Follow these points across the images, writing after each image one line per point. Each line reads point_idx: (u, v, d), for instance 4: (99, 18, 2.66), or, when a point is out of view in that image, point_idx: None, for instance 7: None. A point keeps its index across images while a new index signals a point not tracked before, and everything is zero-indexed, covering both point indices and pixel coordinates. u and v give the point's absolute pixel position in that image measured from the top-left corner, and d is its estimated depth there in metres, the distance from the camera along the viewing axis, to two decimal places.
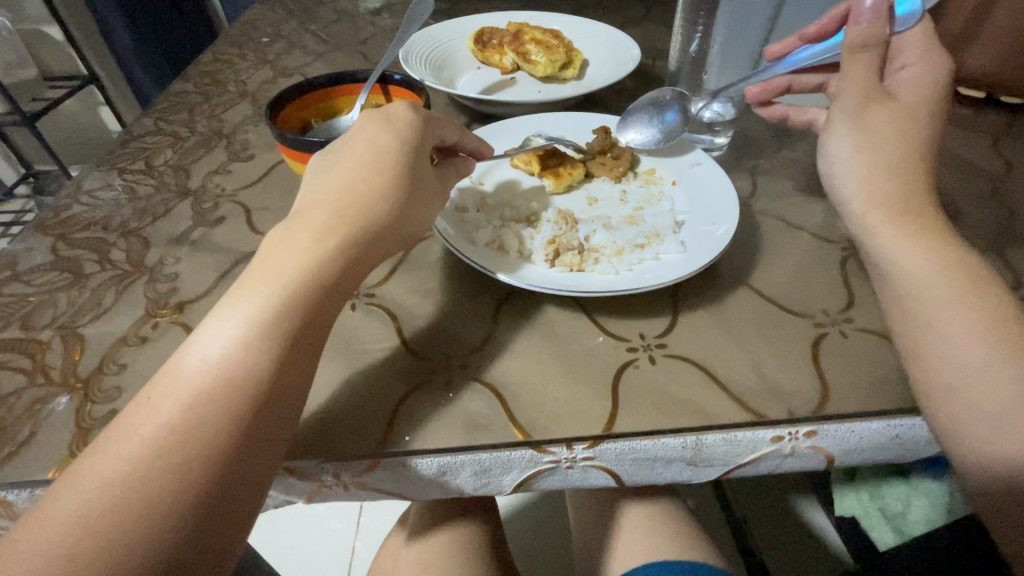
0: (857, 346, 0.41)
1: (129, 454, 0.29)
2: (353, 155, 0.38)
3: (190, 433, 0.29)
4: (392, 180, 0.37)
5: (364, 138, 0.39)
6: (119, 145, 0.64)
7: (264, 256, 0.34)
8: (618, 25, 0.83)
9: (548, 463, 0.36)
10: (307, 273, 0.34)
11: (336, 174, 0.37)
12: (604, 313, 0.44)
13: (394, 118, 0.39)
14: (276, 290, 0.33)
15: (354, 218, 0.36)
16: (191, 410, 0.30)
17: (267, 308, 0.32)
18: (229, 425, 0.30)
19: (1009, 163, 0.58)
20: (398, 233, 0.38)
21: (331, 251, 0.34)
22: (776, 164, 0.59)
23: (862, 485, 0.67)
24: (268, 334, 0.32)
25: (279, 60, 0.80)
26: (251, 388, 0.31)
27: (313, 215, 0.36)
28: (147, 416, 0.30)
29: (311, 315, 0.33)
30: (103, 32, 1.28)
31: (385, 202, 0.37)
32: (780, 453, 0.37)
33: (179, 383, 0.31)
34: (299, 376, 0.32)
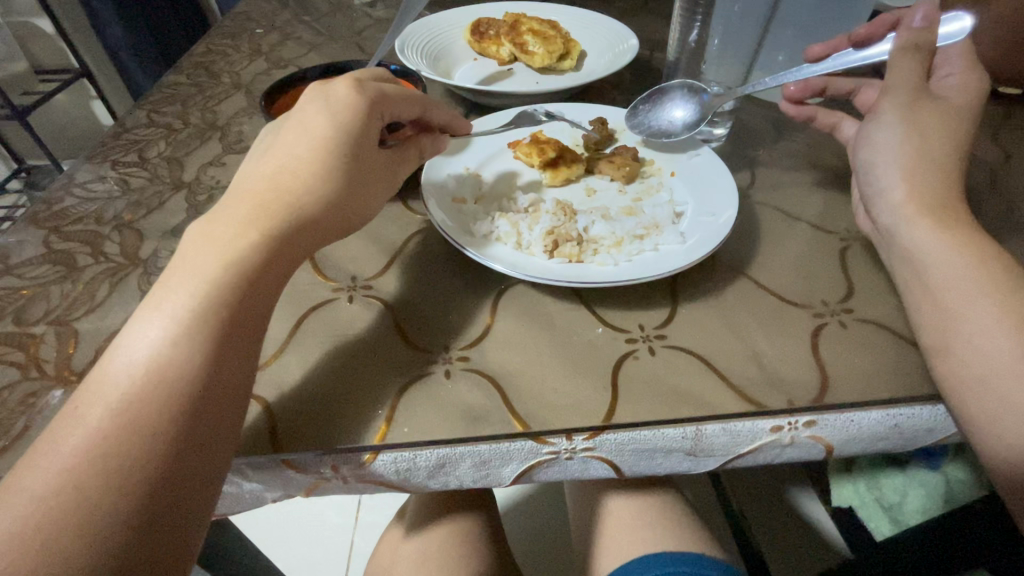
0: (857, 335, 0.40)
1: (67, 455, 0.28)
2: (296, 140, 0.39)
3: (131, 421, 0.29)
4: (333, 156, 0.38)
5: (310, 117, 0.40)
6: (111, 137, 0.63)
7: (209, 231, 0.35)
8: (616, 16, 0.83)
9: (547, 454, 0.36)
10: (246, 252, 0.34)
11: (276, 153, 0.38)
12: (604, 304, 0.43)
13: (333, 98, 0.40)
14: (215, 271, 0.33)
15: (298, 198, 0.37)
16: (129, 400, 0.29)
17: (206, 290, 0.32)
18: (171, 403, 0.29)
19: (1008, 154, 0.58)
20: (343, 209, 0.39)
21: (273, 231, 0.35)
22: (775, 155, 0.59)
23: (858, 476, 0.67)
24: (205, 314, 0.32)
25: (274, 51, 0.79)
26: (190, 366, 0.30)
27: (245, 205, 0.36)
28: (95, 393, 0.29)
29: (260, 275, 0.34)
30: (94, 24, 1.26)
31: (327, 178, 0.38)
32: (779, 442, 0.37)
33: (108, 380, 0.30)
34: (244, 355, 0.32)
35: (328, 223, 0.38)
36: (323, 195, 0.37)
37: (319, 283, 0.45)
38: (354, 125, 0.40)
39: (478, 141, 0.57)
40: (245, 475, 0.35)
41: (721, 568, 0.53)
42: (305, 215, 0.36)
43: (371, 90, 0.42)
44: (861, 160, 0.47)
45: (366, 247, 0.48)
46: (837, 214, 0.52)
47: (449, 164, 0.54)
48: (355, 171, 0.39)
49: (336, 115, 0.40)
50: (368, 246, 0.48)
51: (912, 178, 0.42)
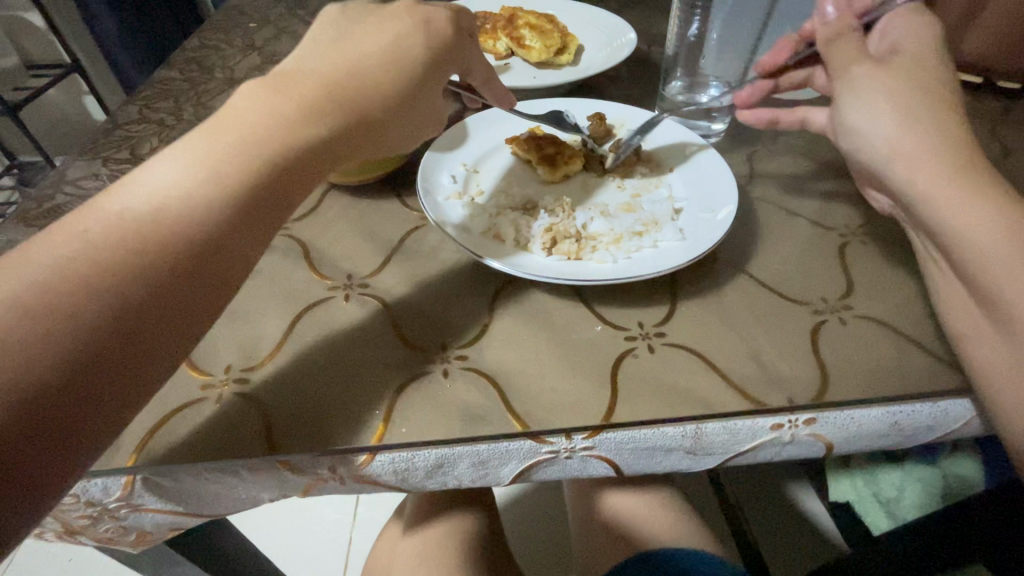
0: (857, 333, 0.40)
1: (65, 250, 0.28)
2: (367, 36, 0.38)
3: (128, 243, 0.29)
4: (397, 63, 0.37)
5: (409, 24, 0.39)
6: (103, 133, 0.62)
7: (267, 92, 0.34)
8: (614, 10, 0.82)
9: (546, 453, 0.36)
10: (281, 128, 0.33)
11: (364, 39, 0.37)
12: (602, 302, 0.43)
13: (419, 13, 0.40)
14: (247, 134, 0.32)
15: (347, 91, 0.35)
16: (136, 223, 0.29)
17: (234, 149, 0.32)
18: (173, 250, 0.29)
19: (1007, 149, 0.58)
20: (382, 127, 0.37)
21: (311, 114, 0.34)
22: (774, 151, 0.59)
23: (856, 472, 0.68)
24: (224, 170, 0.31)
25: (268, 46, 0.78)
26: (198, 219, 0.30)
27: (311, 80, 0.35)
28: (116, 198, 0.30)
29: (292, 166, 0.33)
30: (84, 18, 1.24)
31: (383, 82, 0.37)
32: (779, 440, 0.37)
33: (130, 192, 0.30)
34: (252, 236, 0.32)
35: (368, 131, 0.36)
36: (368, 98, 0.36)
37: (315, 281, 0.44)
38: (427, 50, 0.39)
39: (476, 136, 0.57)
40: (241, 477, 0.35)
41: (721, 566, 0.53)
42: (354, 118, 0.35)
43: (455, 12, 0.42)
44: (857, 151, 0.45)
45: (362, 245, 0.48)
46: (836, 209, 0.52)
47: (446, 161, 0.54)
48: (409, 87, 0.38)
49: (419, 29, 0.39)
50: (364, 244, 0.48)
51: (910, 161, 0.39)
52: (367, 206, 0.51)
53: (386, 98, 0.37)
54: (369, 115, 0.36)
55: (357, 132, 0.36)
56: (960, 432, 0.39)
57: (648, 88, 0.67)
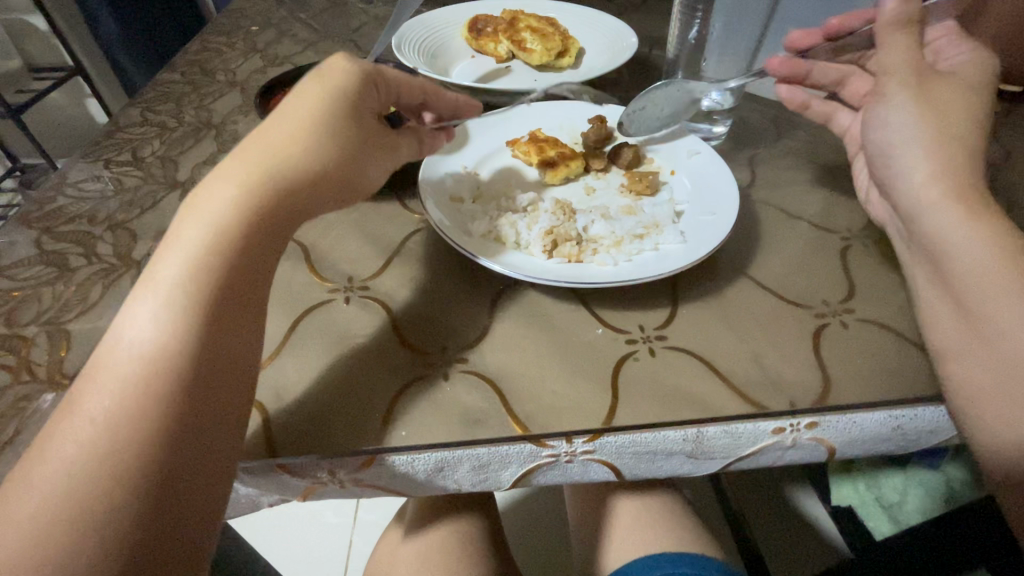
0: (859, 336, 0.40)
1: (72, 440, 0.29)
2: (283, 112, 0.38)
3: (132, 400, 0.30)
4: (324, 125, 0.38)
5: (308, 84, 0.39)
6: (105, 135, 0.62)
7: (199, 200, 0.35)
8: (615, 13, 0.82)
9: (546, 457, 0.36)
10: (229, 223, 0.34)
11: (278, 121, 0.38)
12: (603, 304, 0.43)
13: (320, 71, 0.40)
14: (199, 243, 0.34)
15: (280, 167, 0.36)
16: (128, 379, 0.30)
17: (191, 264, 0.33)
18: (169, 375, 0.31)
19: (1009, 151, 0.58)
20: (334, 186, 0.39)
21: (250, 196, 0.35)
22: (775, 153, 0.59)
23: (857, 476, 0.67)
24: (190, 287, 0.32)
25: (269, 49, 0.78)
26: (183, 340, 0.31)
27: (239, 168, 0.36)
28: (105, 374, 0.31)
29: (256, 251, 0.35)
30: (88, 22, 1.25)
31: (315, 146, 0.37)
32: (781, 444, 0.37)
33: (119, 356, 0.31)
34: (243, 328, 0.34)
35: (320, 195, 0.38)
36: (304, 165, 0.37)
37: (315, 283, 0.44)
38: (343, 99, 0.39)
39: (477, 138, 0.57)
40: (240, 481, 0.35)
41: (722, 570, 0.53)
42: (295, 190, 0.37)
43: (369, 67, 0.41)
44: (873, 141, 0.46)
45: (363, 247, 0.48)
46: (837, 212, 0.51)
47: (447, 163, 0.53)
48: (347, 141, 0.39)
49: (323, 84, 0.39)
50: (364, 246, 0.48)
51: (932, 158, 0.41)
52: (367, 208, 0.51)
53: (328, 159, 0.38)
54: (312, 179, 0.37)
55: (307, 198, 0.37)
56: (964, 436, 0.39)
57: (649, 91, 0.67)
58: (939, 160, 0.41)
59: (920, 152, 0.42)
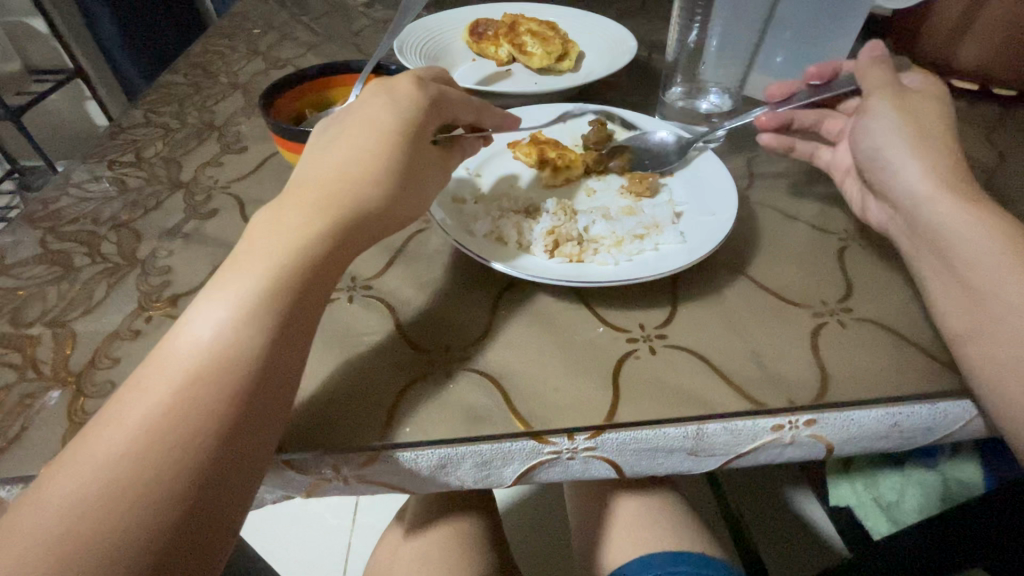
0: (856, 334, 0.41)
1: (131, 424, 0.28)
2: (363, 133, 0.39)
3: (192, 396, 0.29)
4: (399, 153, 0.38)
5: (380, 112, 0.40)
6: (108, 137, 0.63)
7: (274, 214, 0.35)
8: (614, 17, 0.83)
9: (548, 454, 0.36)
10: (305, 236, 0.34)
11: (348, 142, 0.38)
12: (604, 303, 0.43)
13: (399, 98, 0.41)
14: (275, 252, 0.33)
15: (358, 189, 0.36)
16: (191, 374, 0.29)
17: (266, 271, 0.32)
18: (231, 379, 0.29)
19: (1002, 155, 0.59)
20: (397, 213, 0.39)
21: (328, 215, 0.35)
22: (772, 155, 0.60)
23: (856, 476, 0.68)
24: (263, 295, 0.32)
25: (271, 52, 0.79)
26: (250, 347, 0.30)
27: (312, 189, 0.36)
28: (160, 374, 0.30)
29: (323, 265, 0.34)
30: (88, 24, 1.25)
31: (390, 174, 0.38)
32: (780, 441, 0.37)
33: (176, 357, 0.30)
34: (299, 341, 0.32)
35: (388, 220, 0.38)
36: (377, 192, 0.37)
37: None
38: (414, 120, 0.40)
39: None
40: None
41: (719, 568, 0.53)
42: (361, 209, 0.36)
43: (434, 92, 0.42)
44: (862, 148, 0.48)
45: (366, 247, 0.48)
46: (834, 213, 0.52)
47: None
48: (413, 171, 0.39)
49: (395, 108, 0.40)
50: (367, 246, 0.48)
51: (920, 156, 0.43)
52: None
53: (397, 187, 0.38)
54: (383, 206, 0.37)
55: (376, 224, 0.37)
56: (960, 434, 0.40)
57: (648, 94, 0.68)
58: (926, 160, 0.43)
59: (907, 153, 0.44)
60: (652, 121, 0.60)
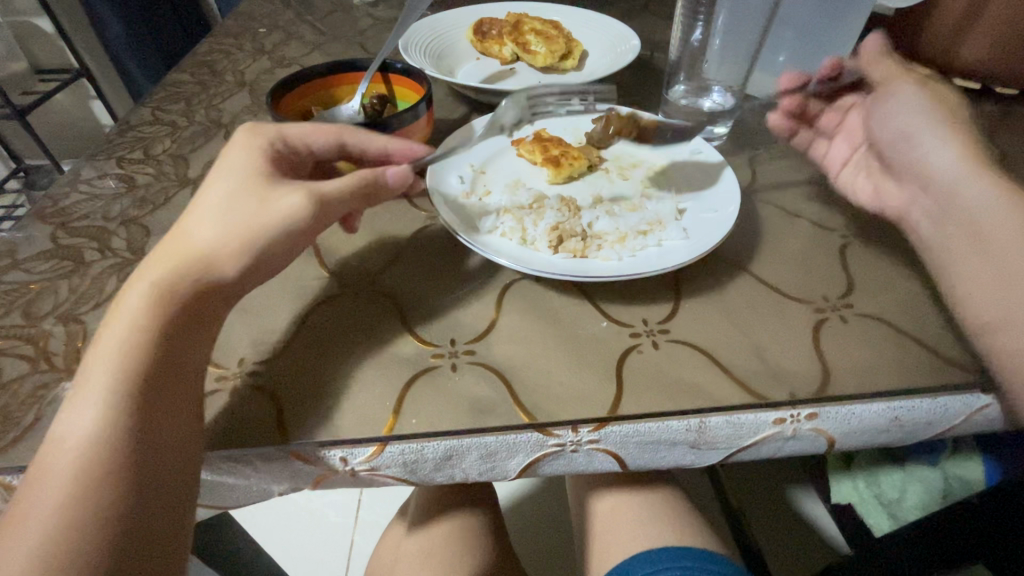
0: (857, 329, 0.41)
1: (31, 529, 0.30)
2: (206, 194, 0.39)
3: (74, 492, 0.30)
4: (227, 207, 0.38)
5: (220, 168, 0.41)
6: (116, 134, 0.63)
7: (128, 288, 0.36)
8: (617, 16, 0.83)
9: (552, 446, 0.37)
10: (143, 312, 0.35)
11: (194, 207, 0.39)
12: (608, 298, 0.44)
13: (226, 160, 0.41)
14: (117, 336, 0.34)
15: (189, 258, 0.37)
16: (69, 477, 0.31)
17: (114, 352, 0.33)
18: (102, 457, 0.31)
19: (1006, 153, 0.59)
20: (242, 258, 0.38)
21: (174, 282, 0.36)
22: (776, 153, 0.60)
23: (857, 472, 0.66)
24: (109, 375, 0.33)
25: (277, 50, 0.80)
26: (111, 424, 0.32)
27: (161, 259, 0.37)
28: (51, 461, 0.31)
29: (181, 318, 0.36)
30: (94, 25, 1.26)
31: (220, 228, 0.38)
32: (782, 434, 0.38)
33: (58, 442, 0.32)
34: (178, 385, 0.34)
35: (225, 273, 0.38)
36: (212, 249, 0.37)
37: (326, 278, 0.45)
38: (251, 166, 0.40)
39: (483, 139, 0.58)
40: (253, 467, 0.35)
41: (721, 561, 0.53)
42: (207, 259, 0.37)
43: (270, 137, 0.43)
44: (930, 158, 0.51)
45: (372, 244, 0.48)
46: (836, 209, 0.53)
47: (455, 162, 0.55)
48: (252, 211, 0.38)
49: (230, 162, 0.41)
50: (374, 242, 0.49)
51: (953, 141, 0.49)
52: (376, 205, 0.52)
53: (233, 237, 0.38)
54: (219, 262, 0.37)
55: (218, 280, 0.38)
56: (962, 428, 0.40)
57: (652, 94, 0.69)
58: None
59: (941, 135, 0.50)
60: (655, 119, 0.61)
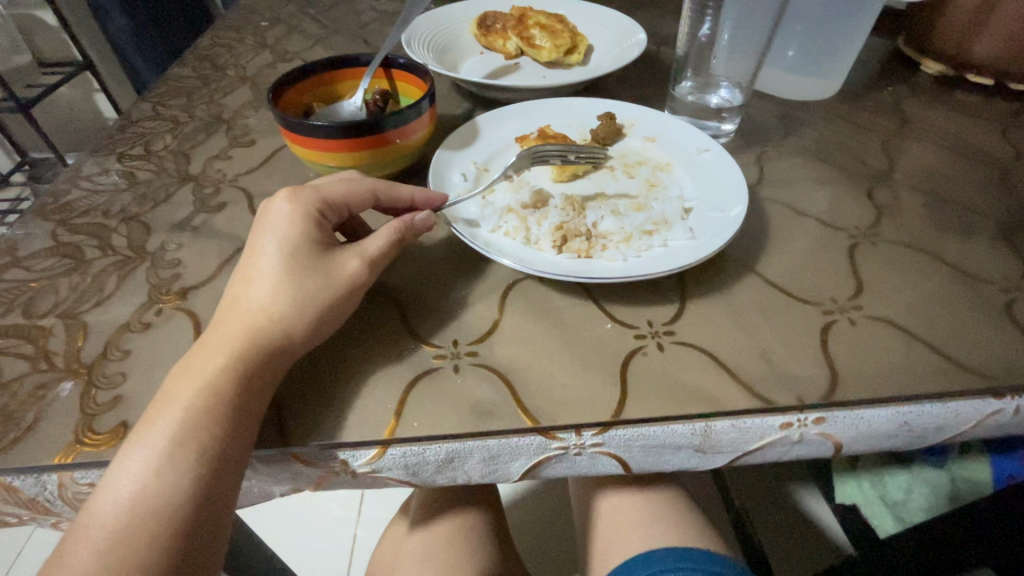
0: (866, 332, 0.40)
1: None
2: (275, 253, 0.38)
3: (122, 559, 0.29)
4: (291, 275, 0.37)
5: (287, 225, 0.39)
6: (118, 130, 0.63)
7: (197, 350, 0.35)
8: (623, 10, 0.82)
9: (556, 449, 0.36)
10: (213, 384, 0.33)
11: (258, 263, 0.38)
12: (612, 299, 0.43)
13: (274, 222, 0.39)
14: (188, 401, 0.32)
15: (256, 325, 0.35)
16: (116, 539, 0.29)
17: (186, 417, 0.32)
18: (167, 528, 0.30)
19: (1019, 151, 0.58)
20: (312, 334, 0.36)
21: (238, 356, 0.34)
22: (783, 150, 0.59)
23: (863, 474, 0.67)
24: (185, 442, 0.31)
25: (279, 44, 0.79)
26: (180, 496, 0.30)
27: (231, 322, 0.36)
28: (92, 530, 0.30)
29: (246, 399, 0.33)
30: (98, 19, 1.26)
31: (288, 298, 0.36)
32: (789, 439, 0.37)
33: (101, 511, 0.30)
34: (236, 475, 0.32)
35: (296, 349, 0.36)
36: (283, 321, 0.35)
37: None
38: (309, 229, 0.39)
39: (486, 136, 0.57)
40: (253, 469, 0.35)
41: (712, 560, 0.53)
42: (275, 334, 0.35)
43: (311, 200, 0.40)
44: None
45: None
46: (846, 209, 0.52)
47: (457, 160, 0.54)
48: (314, 286, 0.37)
49: (302, 222, 0.39)
50: None
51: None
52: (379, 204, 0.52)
53: (305, 313, 0.36)
54: (288, 335, 0.35)
55: (288, 352, 0.36)
56: (972, 433, 0.39)
57: (658, 90, 0.68)
58: None
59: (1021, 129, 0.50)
60: (662, 116, 0.60)
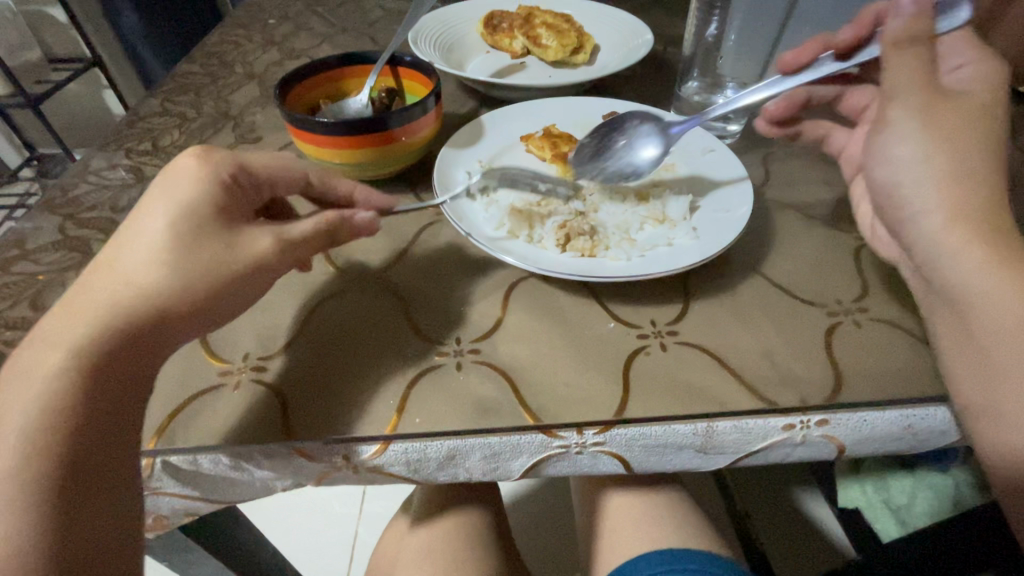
0: (870, 335, 0.40)
1: None
2: (154, 214, 0.34)
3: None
4: (172, 234, 0.34)
5: (172, 184, 0.35)
6: (126, 125, 0.63)
7: (65, 320, 0.32)
8: (631, 10, 0.82)
9: (557, 447, 0.36)
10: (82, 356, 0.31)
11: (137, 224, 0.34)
12: (616, 299, 0.43)
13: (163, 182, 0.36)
14: (52, 377, 0.30)
15: (133, 290, 0.33)
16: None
17: (53, 392, 0.30)
18: (27, 517, 0.28)
19: None
20: (204, 300, 0.34)
21: (110, 324, 0.32)
22: (789, 152, 0.59)
23: (866, 477, 0.66)
24: (45, 419, 0.29)
25: (286, 42, 0.79)
26: (43, 473, 0.28)
27: (105, 288, 0.33)
28: None
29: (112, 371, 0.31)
30: (109, 16, 1.27)
31: (167, 259, 0.33)
32: (791, 441, 0.37)
33: None
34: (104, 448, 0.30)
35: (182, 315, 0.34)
36: (160, 289, 0.33)
37: (327, 270, 0.45)
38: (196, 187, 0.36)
39: (492, 134, 0.57)
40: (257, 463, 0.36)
41: (713, 562, 0.53)
42: (158, 301, 0.33)
43: (224, 162, 0.37)
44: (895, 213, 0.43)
45: (377, 240, 0.48)
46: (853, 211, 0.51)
47: (464, 157, 0.54)
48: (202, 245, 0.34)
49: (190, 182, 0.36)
50: (379, 238, 0.48)
51: None
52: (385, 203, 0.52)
53: (189, 275, 0.33)
54: (168, 302, 0.33)
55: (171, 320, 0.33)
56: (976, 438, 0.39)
57: (665, 90, 0.68)
58: None
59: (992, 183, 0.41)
60: (667, 116, 0.59)
